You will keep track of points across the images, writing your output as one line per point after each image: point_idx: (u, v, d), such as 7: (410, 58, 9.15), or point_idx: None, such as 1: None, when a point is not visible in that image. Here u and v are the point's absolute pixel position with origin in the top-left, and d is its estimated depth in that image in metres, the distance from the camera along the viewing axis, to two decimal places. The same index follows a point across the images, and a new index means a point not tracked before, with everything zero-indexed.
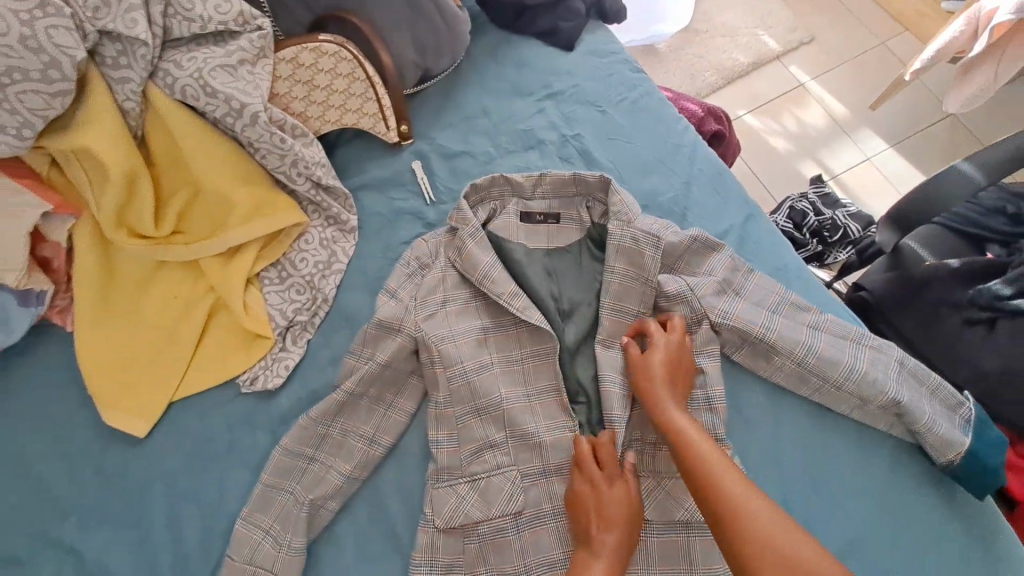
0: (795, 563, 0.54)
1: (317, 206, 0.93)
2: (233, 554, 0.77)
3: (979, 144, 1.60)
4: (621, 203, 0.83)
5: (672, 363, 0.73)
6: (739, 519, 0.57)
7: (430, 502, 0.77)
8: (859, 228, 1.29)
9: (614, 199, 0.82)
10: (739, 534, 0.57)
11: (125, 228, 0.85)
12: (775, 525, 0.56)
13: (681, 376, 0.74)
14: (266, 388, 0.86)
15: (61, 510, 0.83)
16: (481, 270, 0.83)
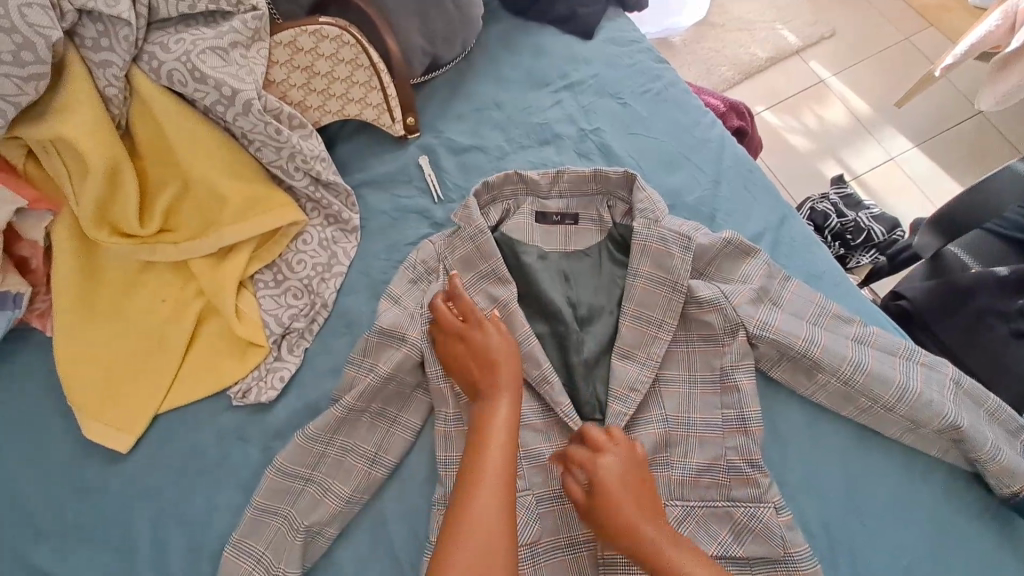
0: None
1: (316, 204, 0.86)
2: None
3: (1009, 145, 1.53)
4: (649, 200, 0.77)
5: (625, 477, 0.63)
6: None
7: (437, 530, 0.71)
8: (884, 230, 1.21)
9: (642, 196, 0.77)
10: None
11: (108, 225, 0.78)
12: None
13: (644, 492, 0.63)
14: (259, 401, 0.79)
15: (37, 531, 0.77)
16: (491, 265, 0.79)
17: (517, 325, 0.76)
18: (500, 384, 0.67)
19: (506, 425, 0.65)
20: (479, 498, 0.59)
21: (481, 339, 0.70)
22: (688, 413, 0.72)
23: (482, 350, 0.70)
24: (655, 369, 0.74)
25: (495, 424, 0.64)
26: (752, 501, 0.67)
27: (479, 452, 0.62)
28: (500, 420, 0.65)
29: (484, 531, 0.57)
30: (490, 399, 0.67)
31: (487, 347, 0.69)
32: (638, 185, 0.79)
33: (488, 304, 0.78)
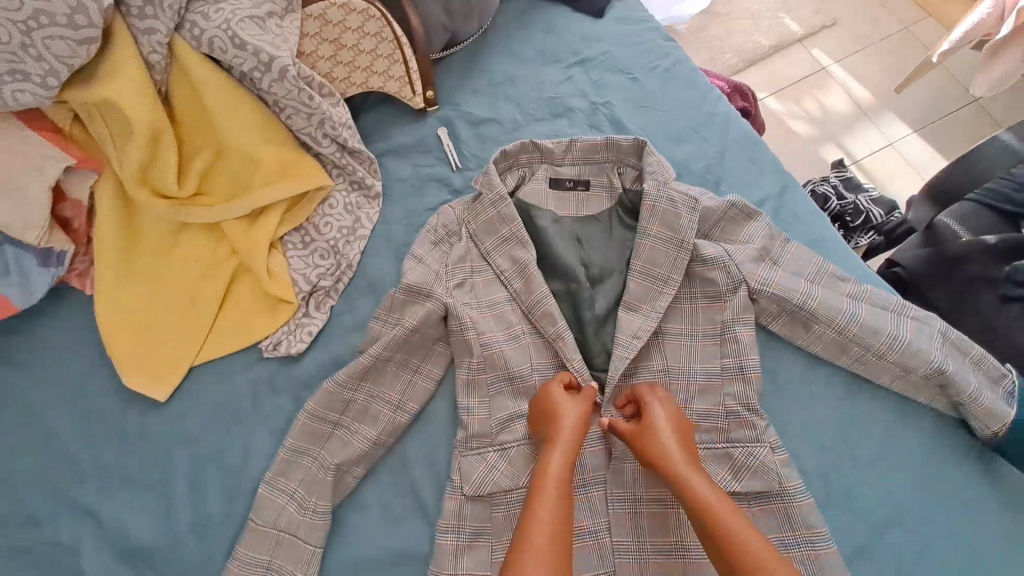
0: None
1: (342, 170, 0.91)
2: (257, 517, 0.75)
3: (996, 126, 1.57)
4: (658, 164, 0.82)
5: (674, 426, 0.69)
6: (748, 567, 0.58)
7: (458, 469, 0.76)
8: (883, 213, 1.16)
9: (652, 160, 0.82)
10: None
11: (147, 186, 0.83)
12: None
13: (685, 439, 0.69)
14: (290, 352, 0.84)
15: (81, 473, 0.82)
16: (513, 225, 0.82)
17: (535, 283, 0.80)
18: (556, 438, 0.68)
19: (560, 479, 0.65)
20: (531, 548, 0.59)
21: (551, 400, 0.72)
22: (690, 364, 0.77)
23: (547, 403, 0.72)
24: (662, 323, 0.79)
25: (550, 477, 0.65)
26: (750, 440, 0.73)
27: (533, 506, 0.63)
28: (554, 472, 0.65)
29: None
30: (549, 450, 0.68)
31: (556, 404, 0.72)
32: (648, 152, 0.83)
33: (509, 265, 0.82)
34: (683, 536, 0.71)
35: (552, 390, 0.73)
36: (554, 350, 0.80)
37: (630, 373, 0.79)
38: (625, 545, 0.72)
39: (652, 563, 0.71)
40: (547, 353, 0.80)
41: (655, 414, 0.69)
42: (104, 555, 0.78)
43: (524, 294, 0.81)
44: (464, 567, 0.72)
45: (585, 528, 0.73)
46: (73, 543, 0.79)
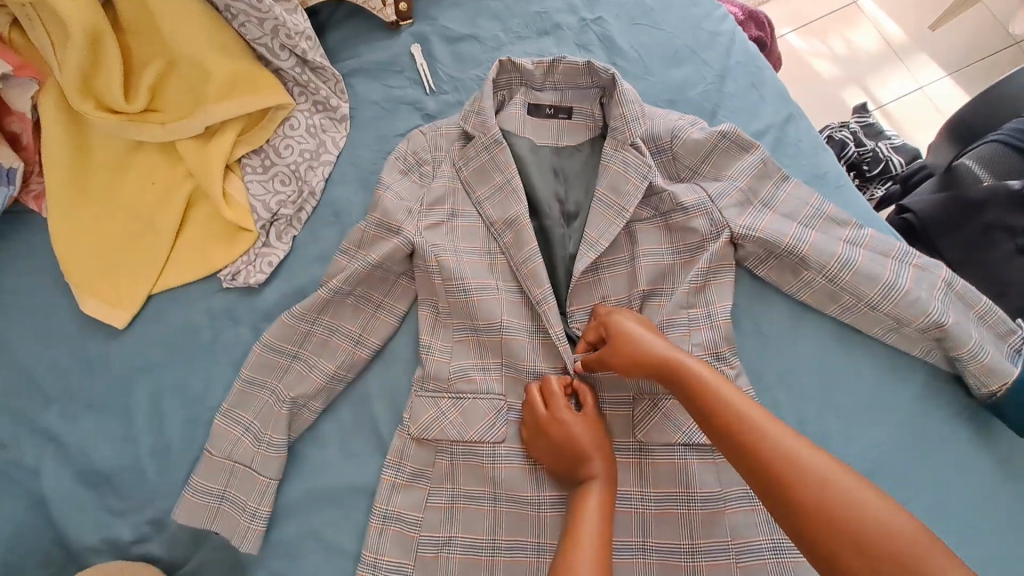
0: (868, 529, 0.47)
1: (304, 89, 0.84)
2: (212, 449, 0.73)
3: None
4: (622, 117, 0.72)
5: (643, 321, 0.68)
6: (787, 475, 0.52)
7: (410, 409, 0.73)
8: (903, 163, 1.05)
9: (615, 113, 0.72)
10: (783, 479, 0.52)
11: (93, 99, 0.77)
12: (834, 479, 0.50)
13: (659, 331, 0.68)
14: (249, 284, 0.81)
15: (41, 397, 0.81)
16: (511, 168, 0.76)
17: (523, 246, 0.74)
18: (596, 467, 0.64)
19: (601, 519, 0.60)
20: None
21: (556, 418, 0.67)
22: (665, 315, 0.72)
23: (563, 437, 0.65)
24: (640, 287, 0.72)
25: (592, 507, 0.61)
26: None
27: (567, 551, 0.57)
28: (594, 513, 0.60)
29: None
30: (588, 486, 0.63)
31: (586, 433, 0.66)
32: (618, 93, 0.72)
33: (499, 216, 0.76)
34: (642, 485, 0.69)
35: (558, 412, 0.67)
36: (534, 312, 0.74)
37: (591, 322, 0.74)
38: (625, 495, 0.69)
39: None
40: (525, 314, 0.74)
41: (627, 321, 0.66)
42: (66, 477, 0.78)
43: (514, 250, 0.75)
44: (397, 505, 0.70)
45: (530, 499, 0.69)
46: (35, 465, 0.78)
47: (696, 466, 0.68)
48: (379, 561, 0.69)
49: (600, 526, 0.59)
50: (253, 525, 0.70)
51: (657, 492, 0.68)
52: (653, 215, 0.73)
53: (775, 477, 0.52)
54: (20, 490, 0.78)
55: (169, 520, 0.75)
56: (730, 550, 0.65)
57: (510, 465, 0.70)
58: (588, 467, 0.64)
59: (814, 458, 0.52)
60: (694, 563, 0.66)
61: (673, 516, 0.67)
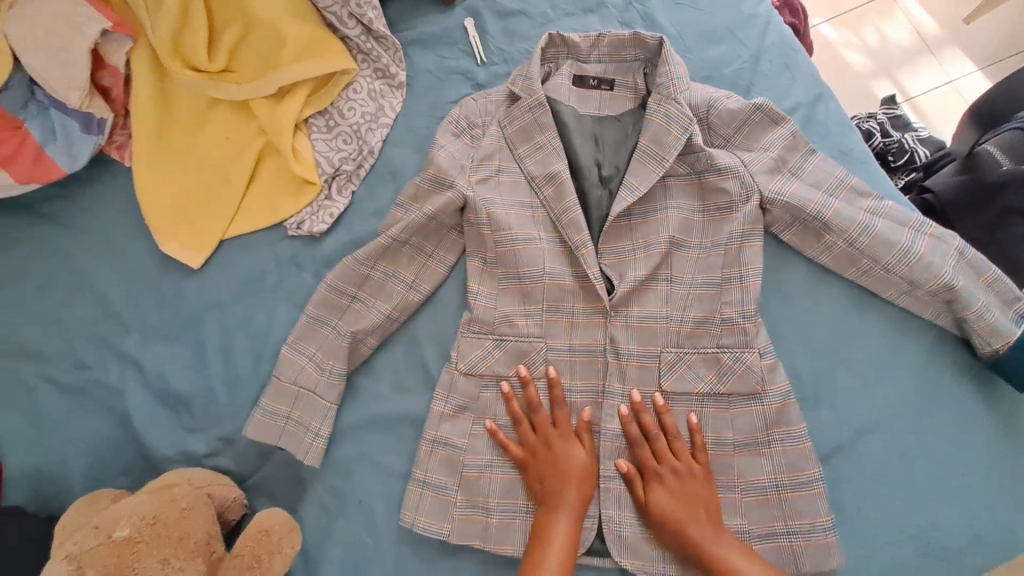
0: None
1: (367, 56, 0.91)
2: (280, 374, 0.81)
3: None
4: (668, 75, 0.79)
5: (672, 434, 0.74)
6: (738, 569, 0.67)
7: (458, 347, 0.81)
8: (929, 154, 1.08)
9: (662, 70, 0.79)
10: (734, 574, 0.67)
11: (179, 57, 0.85)
12: None
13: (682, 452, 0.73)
14: (312, 232, 0.89)
15: (124, 326, 0.90)
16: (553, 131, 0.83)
17: (563, 200, 0.81)
18: (566, 498, 0.73)
19: (565, 537, 0.71)
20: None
21: (568, 451, 0.75)
22: (691, 274, 0.79)
23: (562, 460, 0.75)
24: (668, 233, 0.80)
25: (557, 535, 0.71)
26: (737, 345, 0.75)
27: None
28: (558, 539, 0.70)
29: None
30: (553, 512, 0.72)
31: (568, 488, 0.73)
32: (664, 54, 0.79)
33: (541, 172, 0.83)
34: None
35: (573, 444, 0.76)
36: (573, 257, 0.82)
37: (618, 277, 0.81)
38: (610, 430, 0.77)
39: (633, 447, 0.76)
40: (565, 260, 0.82)
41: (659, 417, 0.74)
42: (148, 397, 0.87)
43: (554, 203, 0.82)
44: (445, 431, 0.79)
45: None
46: (119, 384, 0.88)
47: (711, 417, 0.75)
48: (427, 478, 0.78)
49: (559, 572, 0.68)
50: (317, 443, 0.79)
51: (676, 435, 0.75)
52: (688, 172, 0.80)
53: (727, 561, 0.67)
54: (108, 406, 0.88)
55: (239, 438, 0.84)
56: (737, 489, 0.73)
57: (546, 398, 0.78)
58: (565, 494, 0.73)
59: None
60: None
61: None
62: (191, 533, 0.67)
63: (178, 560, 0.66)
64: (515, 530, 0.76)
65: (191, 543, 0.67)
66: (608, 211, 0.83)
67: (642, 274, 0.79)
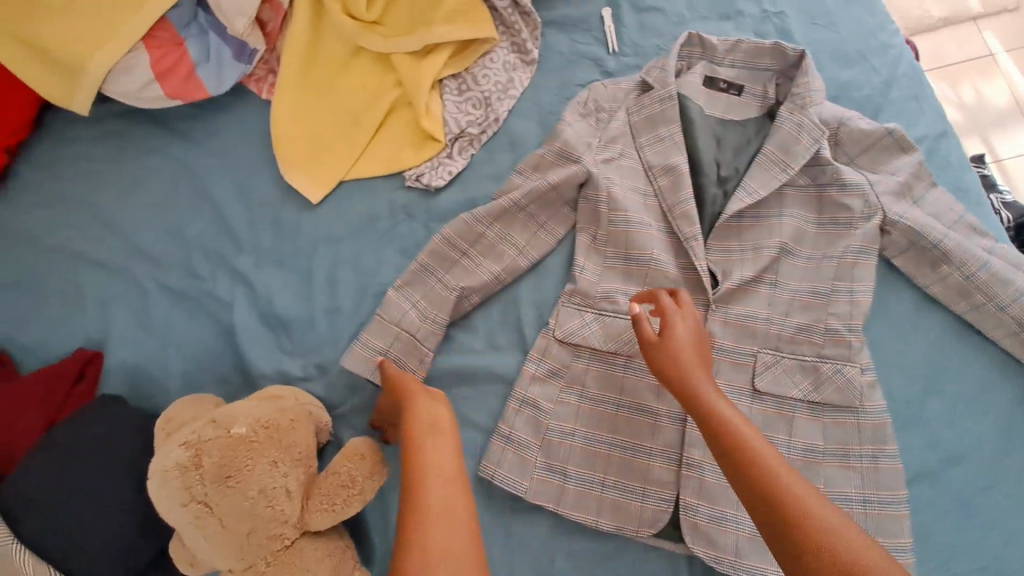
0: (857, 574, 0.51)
1: (507, 29, 0.96)
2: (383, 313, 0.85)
3: None
4: (805, 87, 0.82)
5: (696, 339, 0.70)
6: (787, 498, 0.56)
7: (557, 315, 0.84)
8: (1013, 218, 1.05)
9: (800, 81, 0.82)
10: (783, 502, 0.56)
11: (340, 3, 0.91)
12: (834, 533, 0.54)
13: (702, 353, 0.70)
14: (429, 185, 0.93)
15: (240, 246, 0.96)
16: (674, 125, 0.86)
17: (679, 190, 0.84)
18: (418, 430, 0.67)
19: (419, 468, 0.64)
20: (440, 517, 0.59)
21: (417, 396, 0.71)
22: (798, 281, 0.80)
23: (433, 410, 0.70)
24: (780, 238, 0.82)
25: (414, 467, 0.64)
26: (839, 358, 0.77)
27: (420, 483, 0.62)
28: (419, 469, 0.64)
29: (440, 535, 0.58)
30: (410, 441, 0.66)
31: (415, 395, 0.71)
32: (805, 67, 0.82)
33: (659, 162, 0.86)
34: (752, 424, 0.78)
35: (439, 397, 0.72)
36: (681, 248, 0.85)
37: (721, 274, 0.83)
38: None
39: None
40: (672, 250, 0.85)
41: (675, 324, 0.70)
42: (253, 315, 0.92)
43: (668, 193, 0.85)
44: (534, 393, 0.82)
45: (651, 410, 0.80)
46: (230, 299, 0.93)
47: (801, 420, 0.77)
48: (512, 434, 0.81)
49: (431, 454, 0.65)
50: None
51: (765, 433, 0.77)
52: (808, 184, 0.82)
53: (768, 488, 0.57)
54: (215, 317, 0.93)
55: (333, 367, 0.89)
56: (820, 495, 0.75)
57: (638, 377, 0.81)
58: (413, 429, 0.68)
59: (801, 486, 0.57)
60: None
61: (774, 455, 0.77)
62: (297, 442, 0.72)
63: (284, 466, 0.69)
64: (589, 499, 0.78)
65: (296, 452, 0.71)
66: (721, 210, 0.85)
67: (748, 274, 0.81)
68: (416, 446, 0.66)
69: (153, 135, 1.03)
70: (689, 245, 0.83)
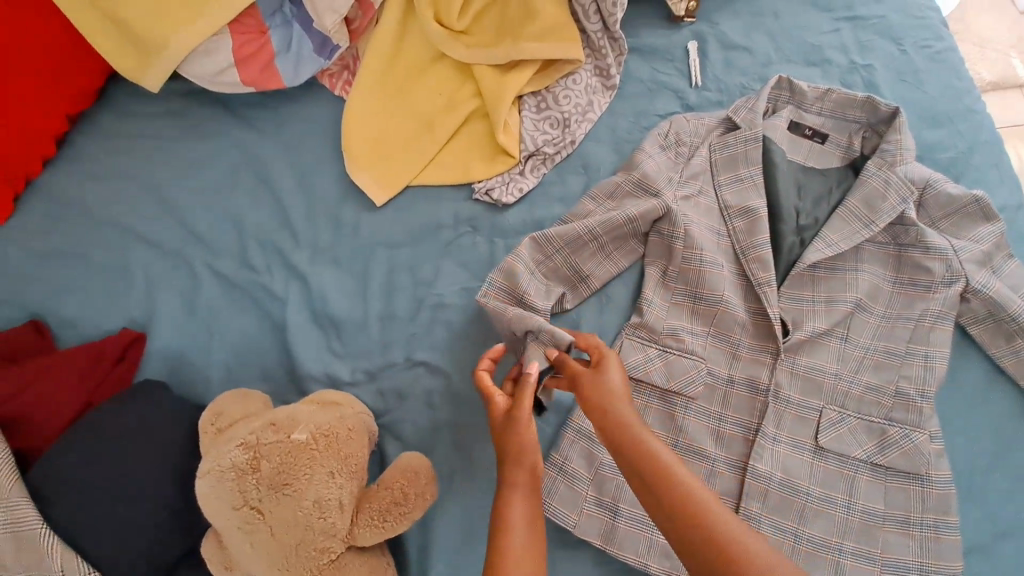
0: None
1: (592, 53, 0.96)
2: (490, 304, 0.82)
3: None
4: (898, 144, 0.82)
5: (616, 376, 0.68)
6: (692, 508, 0.56)
7: (620, 347, 0.83)
8: None
9: (893, 137, 0.82)
10: (692, 516, 0.56)
11: (432, 9, 0.92)
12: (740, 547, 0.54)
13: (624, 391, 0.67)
14: (498, 200, 0.91)
15: (298, 240, 0.94)
16: (754, 168, 0.85)
17: (755, 234, 0.83)
18: (517, 475, 0.65)
19: (524, 522, 0.62)
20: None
21: (516, 416, 0.67)
22: (870, 339, 0.79)
23: (522, 439, 0.66)
24: (856, 294, 0.80)
25: (516, 520, 0.62)
26: (909, 423, 0.75)
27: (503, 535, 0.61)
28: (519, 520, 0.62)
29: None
30: (507, 490, 0.64)
31: (513, 428, 0.67)
32: (898, 123, 0.82)
33: (737, 203, 0.85)
34: (811, 482, 0.76)
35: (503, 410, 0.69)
36: (752, 293, 0.83)
37: (791, 323, 0.81)
38: (758, 470, 0.76)
39: (774, 492, 0.76)
40: (742, 294, 0.83)
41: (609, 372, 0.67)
42: (304, 312, 0.90)
43: (743, 235, 0.84)
44: (590, 425, 0.80)
45: (708, 454, 0.78)
46: (282, 293, 0.91)
47: (864, 484, 0.75)
48: (565, 465, 0.79)
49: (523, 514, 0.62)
50: None
51: (824, 492, 0.76)
52: (888, 242, 0.82)
53: (676, 502, 0.57)
54: (265, 309, 0.91)
55: (383, 375, 0.86)
56: (876, 561, 0.73)
57: (697, 419, 0.79)
58: (512, 466, 0.65)
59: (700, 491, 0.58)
60: (841, 557, 0.73)
61: (833, 516, 0.75)
62: (354, 453, 0.69)
63: (340, 478, 0.67)
64: (638, 540, 0.76)
65: (352, 463, 0.69)
66: (795, 259, 0.84)
67: (820, 326, 0.80)
68: (506, 501, 0.64)
69: (220, 117, 1.01)
70: (763, 289, 0.81)
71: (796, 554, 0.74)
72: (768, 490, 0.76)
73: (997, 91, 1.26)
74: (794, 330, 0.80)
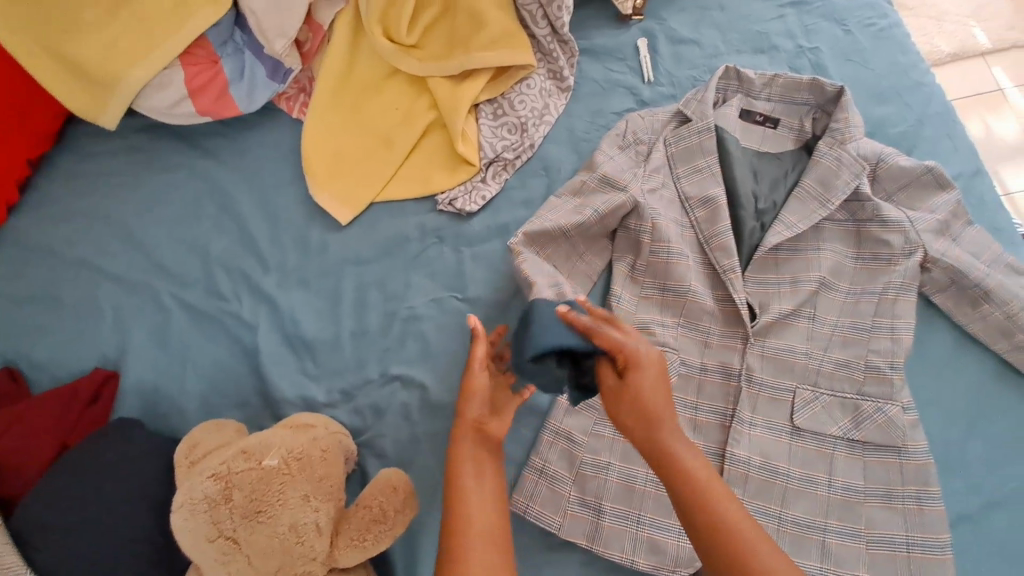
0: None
1: (544, 57, 0.97)
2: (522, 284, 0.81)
3: None
4: (847, 122, 0.82)
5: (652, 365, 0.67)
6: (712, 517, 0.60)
7: None
8: None
9: (840, 116, 0.83)
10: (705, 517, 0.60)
11: (381, 27, 0.93)
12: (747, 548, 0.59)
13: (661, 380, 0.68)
14: (462, 210, 0.92)
15: (265, 264, 0.94)
16: (711, 157, 0.86)
17: (716, 223, 0.83)
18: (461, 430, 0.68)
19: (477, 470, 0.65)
20: (477, 543, 0.60)
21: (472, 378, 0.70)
22: (838, 318, 0.80)
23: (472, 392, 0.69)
24: (819, 272, 0.81)
25: (465, 474, 0.65)
26: (883, 396, 0.76)
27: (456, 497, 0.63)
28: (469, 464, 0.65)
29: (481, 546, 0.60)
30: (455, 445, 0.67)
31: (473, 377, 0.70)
32: (846, 103, 0.83)
33: (696, 194, 0.86)
34: (790, 464, 0.76)
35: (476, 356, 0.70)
36: (718, 279, 0.84)
37: (759, 309, 0.82)
38: (736, 456, 0.77)
39: (754, 477, 0.76)
40: (708, 281, 0.84)
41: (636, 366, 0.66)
42: (276, 338, 0.90)
43: (705, 225, 0.84)
44: (567, 425, 0.80)
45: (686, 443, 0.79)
46: (252, 319, 0.91)
47: (843, 461, 0.75)
48: (546, 467, 0.79)
49: (473, 466, 0.65)
50: None
51: (805, 472, 0.76)
52: (846, 219, 0.83)
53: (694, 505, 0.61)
54: (236, 337, 0.91)
55: (359, 394, 0.86)
56: (862, 538, 0.73)
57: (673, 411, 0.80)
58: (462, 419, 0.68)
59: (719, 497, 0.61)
60: (827, 536, 0.73)
61: (814, 494, 0.75)
62: (328, 474, 0.69)
63: (316, 500, 0.67)
64: (622, 537, 0.76)
65: (327, 485, 0.68)
66: (755, 246, 0.85)
67: (786, 308, 0.80)
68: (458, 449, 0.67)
69: (181, 149, 1.01)
70: (727, 276, 0.82)
71: (781, 538, 0.74)
72: (747, 475, 0.76)
73: (955, 62, 1.28)
74: (761, 313, 0.81)
